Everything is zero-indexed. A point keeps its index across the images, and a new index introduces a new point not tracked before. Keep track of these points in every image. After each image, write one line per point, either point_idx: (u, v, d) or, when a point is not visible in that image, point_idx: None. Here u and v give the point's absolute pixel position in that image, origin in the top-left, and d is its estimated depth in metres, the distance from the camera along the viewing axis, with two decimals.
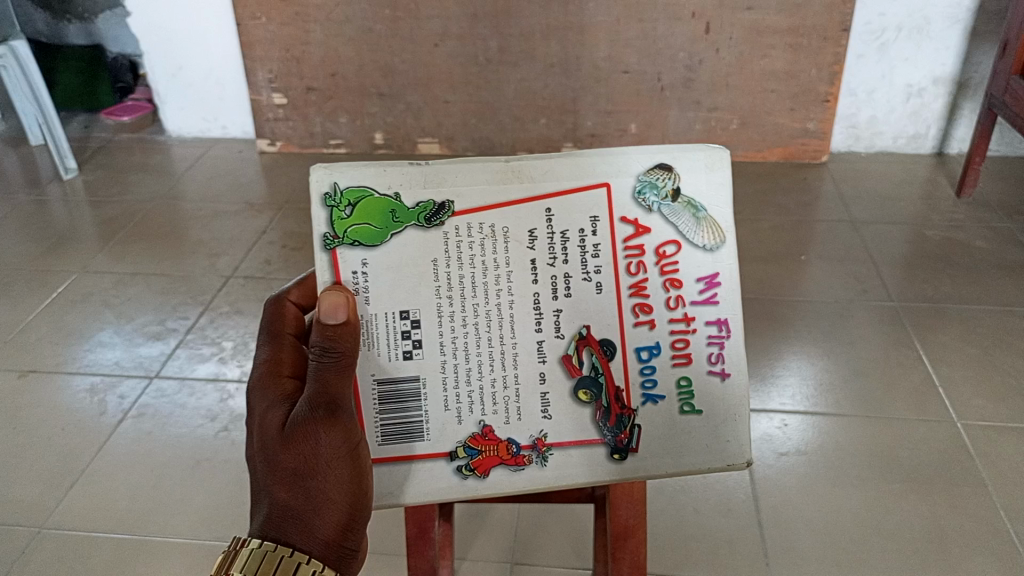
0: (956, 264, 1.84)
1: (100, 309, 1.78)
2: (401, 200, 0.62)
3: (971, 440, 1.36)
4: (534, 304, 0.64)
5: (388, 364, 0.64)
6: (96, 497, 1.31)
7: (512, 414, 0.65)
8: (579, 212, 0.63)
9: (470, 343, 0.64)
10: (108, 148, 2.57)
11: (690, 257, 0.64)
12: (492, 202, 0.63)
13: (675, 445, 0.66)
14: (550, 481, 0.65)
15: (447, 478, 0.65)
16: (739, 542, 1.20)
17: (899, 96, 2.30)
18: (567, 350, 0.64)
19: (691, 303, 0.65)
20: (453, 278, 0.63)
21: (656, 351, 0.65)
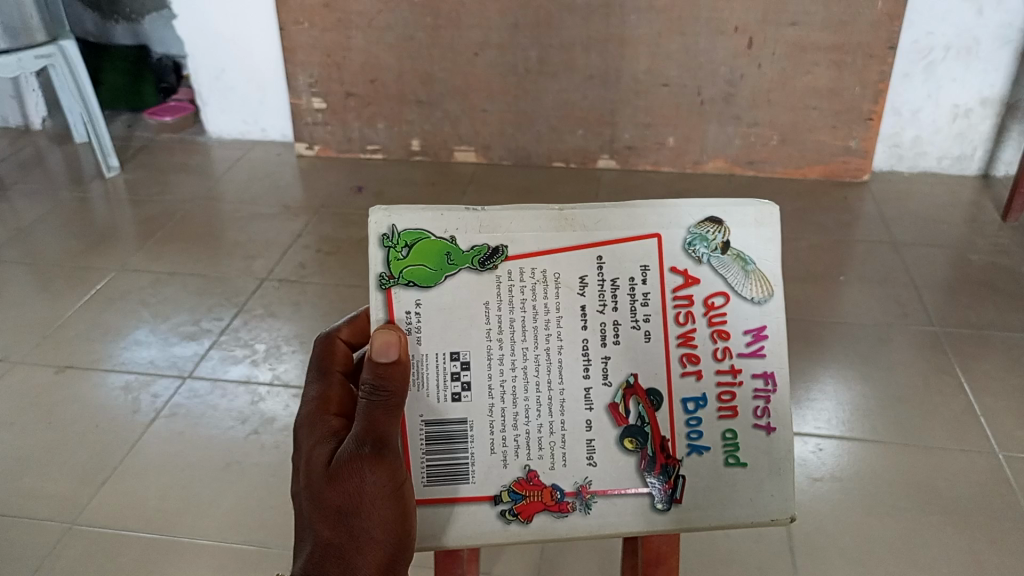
0: (1000, 290, 1.79)
1: (137, 307, 1.80)
2: (456, 243, 0.62)
3: (1013, 474, 1.32)
4: (582, 350, 0.63)
5: (437, 405, 0.63)
6: (126, 496, 1.32)
7: (558, 459, 0.64)
8: (630, 261, 0.63)
9: (518, 387, 0.63)
10: (150, 147, 2.61)
11: (738, 309, 0.63)
12: (545, 248, 0.63)
13: (718, 494, 0.64)
14: (593, 530, 0.64)
15: (490, 523, 0.64)
16: (772, 568, 1.17)
17: (945, 116, 2.25)
18: (614, 398, 0.63)
19: (738, 356, 0.64)
20: (504, 322, 0.63)
21: (700, 403, 0.64)
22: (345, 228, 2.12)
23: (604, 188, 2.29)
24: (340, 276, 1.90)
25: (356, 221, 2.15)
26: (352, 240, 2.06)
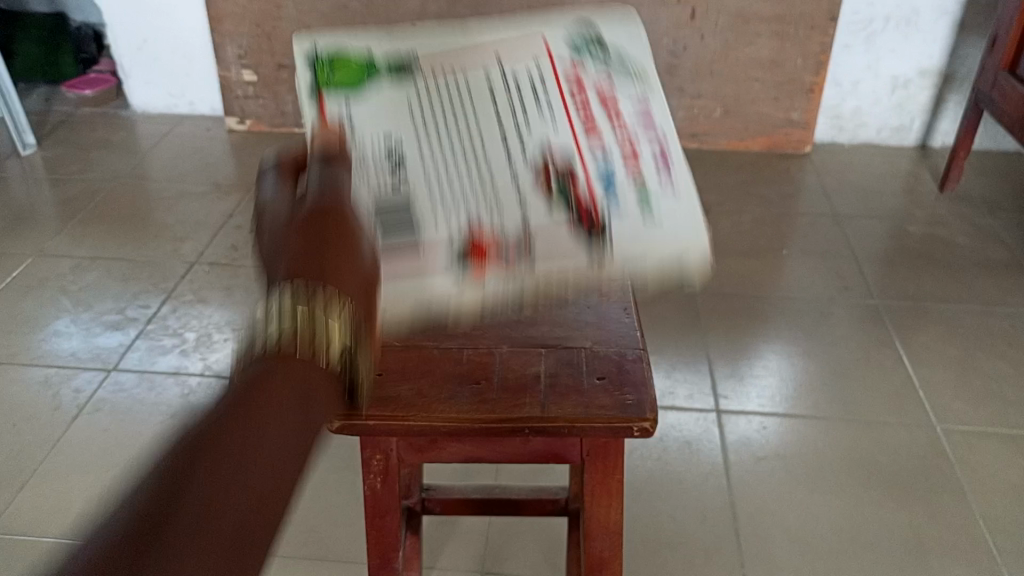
0: (937, 262, 1.81)
1: (57, 296, 1.70)
2: (374, 55, 0.65)
3: (951, 446, 1.34)
4: (495, 117, 0.62)
5: (373, 172, 0.59)
6: (46, 500, 1.25)
7: (491, 203, 0.58)
8: (522, 55, 0.65)
9: (442, 150, 0.61)
10: (70, 122, 2.47)
11: (622, 85, 0.64)
12: (446, 50, 0.66)
13: (645, 231, 0.57)
14: (538, 273, 0.56)
15: (435, 267, 0.56)
16: (717, 551, 1.16)
17: (885, 87, 2.26)
18: (531, 157, 0.60)
19: (633, 119, 0.62)
20: (424, 105, 0.63)
21: (610, 173, 0.60)
22: None
23: None
24: None
25: None
26: None
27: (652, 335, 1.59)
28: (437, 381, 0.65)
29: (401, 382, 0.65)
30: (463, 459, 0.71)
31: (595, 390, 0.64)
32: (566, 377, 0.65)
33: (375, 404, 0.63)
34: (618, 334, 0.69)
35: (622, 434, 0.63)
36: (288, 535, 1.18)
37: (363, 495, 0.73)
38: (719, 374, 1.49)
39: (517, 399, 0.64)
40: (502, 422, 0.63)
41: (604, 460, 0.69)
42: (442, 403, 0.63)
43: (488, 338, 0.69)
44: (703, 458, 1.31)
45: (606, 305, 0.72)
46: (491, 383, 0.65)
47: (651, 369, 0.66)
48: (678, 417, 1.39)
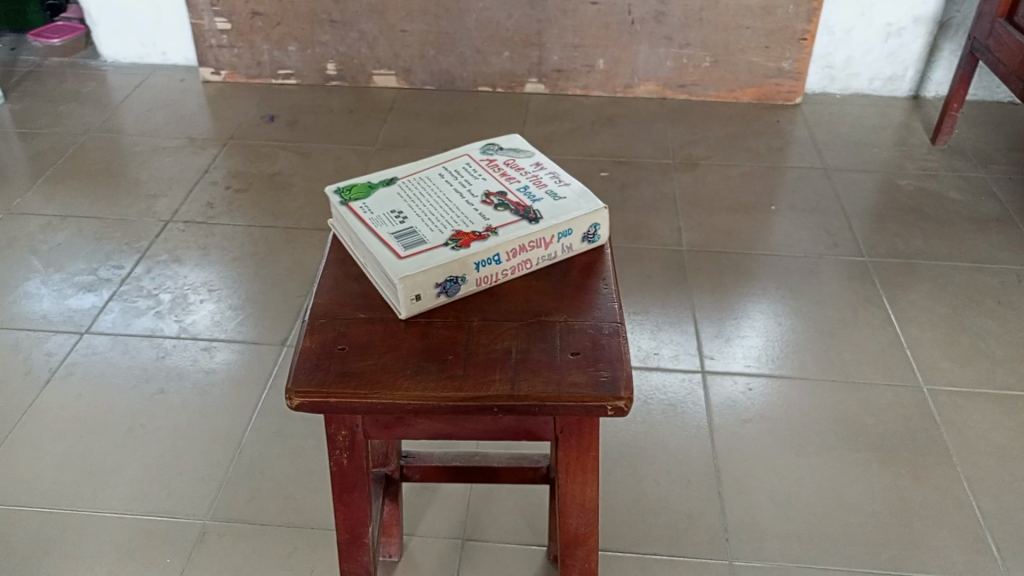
0: (928, 217, 1.79)
1: (26, 257, 1.65)
2: (365, 182, 0.73)
3: (937, 406, 1.33)
4: (455, 187, 0.72)
5: (386, 231, 0.66)
6: (20, 468, 1.22)
7: (466, 223, 0.67)
8: (463, 151, 0.78)
9: (426, 207, 0.69)
10: (37, 73, 2.38)
11: (526, 155, 0.77)
12: (413, 168, 0.75)
13: (561, 208, 0.69)
14: (508, 242, 0.65)
15: (442, 257, 0.63)
16: (701, 516, 1.16)
17: (878, 36, 2.20)
18: (486, 194, 0.71)
19: (537, 162, 0.76)
20: (409, 194, 0.71)
21: (527, 189, 0.72)
22: (257, 162, 1.98)
23: (532, 114, 2.19)
24: (251, 216, 1.78)
25: (268, 154, 2.01)
26: (264, 175, 1.92)
27: (637, 293, 1.57)
28: (403, 356, 0.60)
29: (366, 357, 0.61)
30: (431, 437, 0.67)
31: (568, 366, 0.60)
32: (538, 353, 0.61)
33: (337, 381, 0.58)
34: (595, 309, 0.65)
35: (595, 412, 0.59)
36: (268, 503, 1.17)
37: (329, 470, 0.67)
38: (705, 334, 1.47)
39: (486, 375, 0.59)
40: (469, 400, 0.58)
41: (579, 439, 0.64)
42: (407, 379, 0.59)
43: (458, 311, 0.64)
44: (688, 421, 1.30)
45: (584, 280, 0.68)
46: (458, 358, 0.60)
47: (628, 346, 0.61)
48: (662, 379, 1.37)
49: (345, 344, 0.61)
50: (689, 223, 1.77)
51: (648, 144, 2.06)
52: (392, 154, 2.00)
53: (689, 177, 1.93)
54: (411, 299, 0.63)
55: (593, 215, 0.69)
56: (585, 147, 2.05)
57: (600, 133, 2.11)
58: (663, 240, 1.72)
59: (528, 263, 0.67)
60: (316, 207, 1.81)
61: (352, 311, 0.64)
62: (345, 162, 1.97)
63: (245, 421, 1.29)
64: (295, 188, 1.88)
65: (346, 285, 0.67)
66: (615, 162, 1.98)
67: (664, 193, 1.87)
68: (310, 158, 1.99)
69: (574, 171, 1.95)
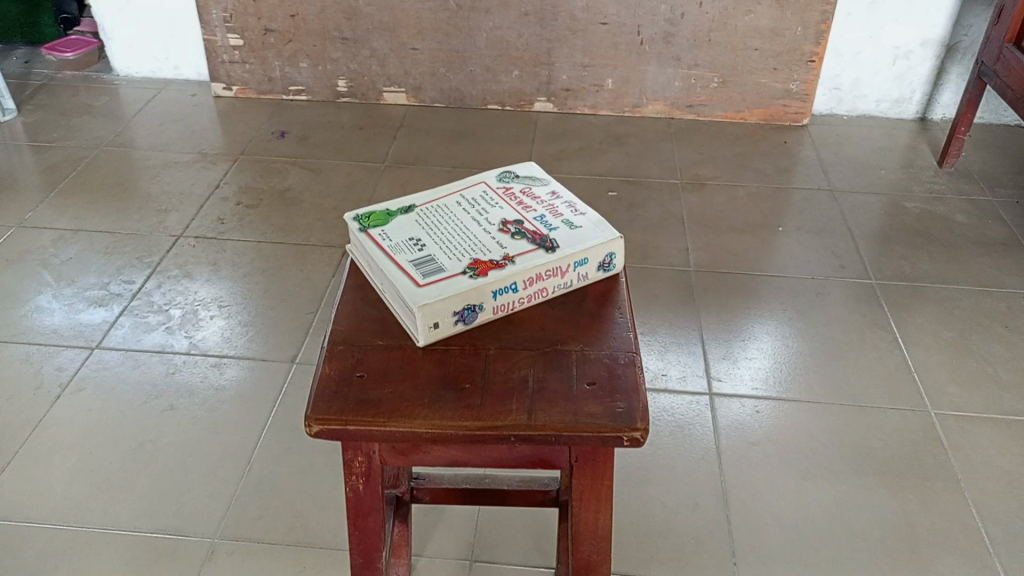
0: (935, 240, 1.79)
1: (38, 270, 1.66)
2: (383, 209, 0.74)
3: (945, 431, 1.33)
4: (472, 215, 0.73)
5: (403, 259, 0.67)
6: (29, 482, 1.23)
7: (483, 251, 0.68)
8: (480, 179, 0.79)
9: (443, 235, 0.70)
10: (51, 86, 2.40)
11: (542, 183, 0.78)
12: (431, 195, 0.76)
13: (579, 237, 0.70)
14: (526, 273, 0.66)
15: (460, 285, 0.64)
16: (708, 539, 1.16)
17: (886, 58, 2.21)
18: (502, 223, 0.72)
19: (554, 191, 0.76)
20: (426, 222, 0.72)
21: (545, 218, 0.72)
22: (268, 178, 1.99)
23: (541, 132, 2.20)
24: (261, 231, 1.79)
25: (279, 170, 2.02)
26: (274, 191, 1.94)
27: (645, 313, 1.57)
28: (421, 384, 0.61)
29: (383, 384, 0.61)
30: (447, 464, 0.67)
31: (584, 396, 0.60)
32: (554, 382, 0.61)
33: (356, 409, 0.59)
34: (610, 338, 0.65)
35: (611, 442, 0.59)
36: (277, 521, 1.17)
37: (345, 495, 0.68)
38: (712, 356, 1.47)
39: (503, 405, 0.60)
40: (486, 430, 0.58)
41: (593, 468, 0.65)
42: (425, 407, 0.59)
43: (474, 338, 0.65)
44: (696, 443, 1.30)
45: (599, 308, 0.68)
46: (475, 386, 0.61)
47: (642, 376, 0.62)
48: (670, 400, 1.38)
49: (363, 372, 0.62)
50: (696, 243, 1.78)
51: (656, 164, 2.07)
52: (401, 171, 2.02)
53: (697, 197, 1.94)
54: (430, 327, 0.63)
55: (609, 244, 0.70)
56: (593, 166, 2.06)
57: (608, 152, 2.12)
58: (671, 259, 1.72)
59: (544, 291, 0.68)
60: (326, 223, 1.82)
61: (370, 338, 0.65)
62: (354, 178, 1.99)
63: (254, 438, 1.30)
64: (305, 204, 1.89)
65: (363, 311, 0.67)
66: (623, 182, 1.99)
67: (672, 213, 1.88)
68: (320, 174, 2.00)
69: (583, 190, 1.96)
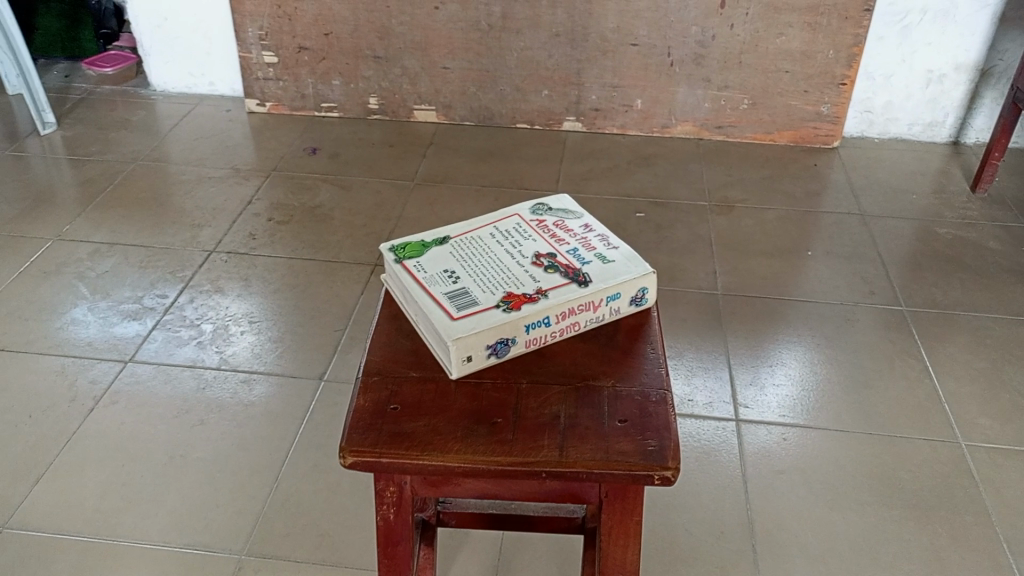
0: (968, 267, 1.77)
1: (75, 283, 1.70)
2: (419, 240, 0.75)
3: (976, 464, 1.31)
4: (506, 247, 0.74)
5: (439, 290, 0.68)
6: (63, 495, 1.25)
7: (516, 284, 0.68)
8: (513, 211, 0.80)
9: (476, 267, 0.71)
10: (89, 101, 2.46)
11: (575, 216, 0.79)
12: (465, 226, 0.77)
13: (612, 272, 0.70)
14: (560, 308, 0.67)
15: (494, 319, 0.65)
16: (733, 568, 1.15)
17: (918, 81, 2.20)
18: (535, 256, 0.72)
19: (585, 225, 0.77)
20: (462, 253, 0.73)
21: (577, 252, 0.73)
22: (299, 194, 2.02)
23: (569, 152, 2.21)
24: (292, 248, 1.81)
25: (310, 186, 2.05)
26: (305, 207, 1.96)
27: (672, 337, 1.57)
28: (454, 418, 0.62)
29: (417, 417, 0.62)
30: (477, 496, 0.68)
31: (615, 434, 0.61)
32: (585, 419, 0.62)
33: (389, 442, 0.60)
34: (642, 374, 0.66)
35: (642, 480, 0.59)
36: (303, 539, 1.18)
37: (376, 524, 0.68)
38: (739, 381, 1.47)
39: (535, 441, 0.60)
40: (518, 465, 0.59)
41: (623, 504, 0.65)
42: (458, 441, 0.60)
43: (507, 372, 0.66)
44: (722, 470, 1.29)
45: (631, 344, 0.68)
46: (507, 421, 0.62)
47: (674, 415, 0.62)
48: (695, 426, 1.37)
49: (398, 404, 0.63)
50: (724, 266, 1.78)
51: (684, 186, 2.07)
52: (430, 189, 2.03)
53: (725, 219, 1.94)
54: (463, 360, 0.64)
55: (642, 279, 0.70)
56: (621, 187, 2.06)
57: (636, 173, 2.12)
58: (698, 283, 1.72)
59: (576, 325, 0.69)
60: (356, 241, 1.84)
61: (404, 369, 0.66)
62: (384, 196, 2.01)
63: (282, 456, 1.32)
64: (335, 221, 1.91)
65: (397, 341, 0.69)
66: (651, 203, 1.99)
67: (699, 236, 1.88)
68: (350, 191, 2.03)
69: (610, 211, 1.96)
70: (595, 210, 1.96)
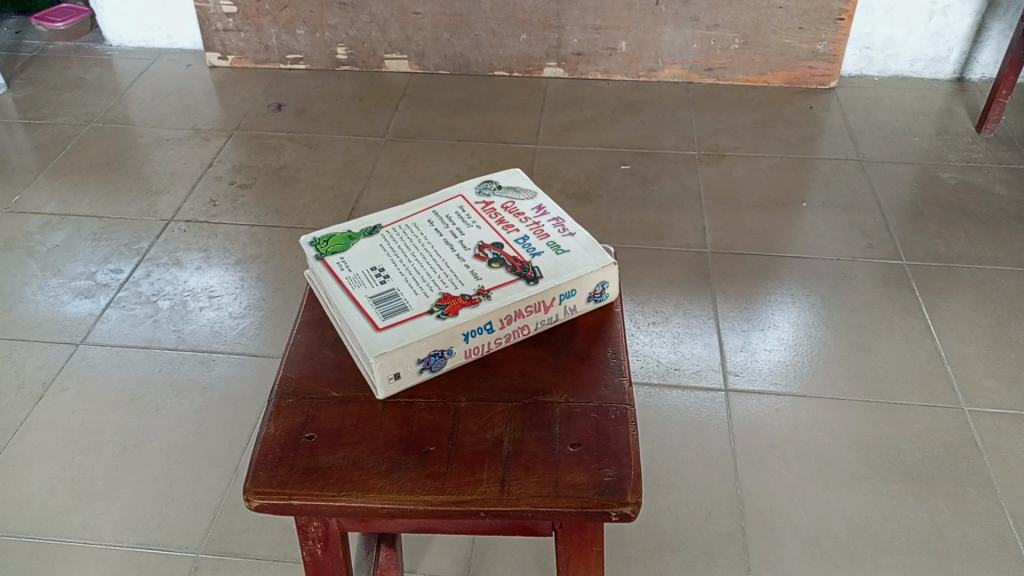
0: (971, 215, 1.67)
1: (24, 259, 1.60)
2: (348, 231, 0.65)
3: (979, 431, 1.23)
4: (444, 239, 0.64)
5: (365, 292, 0.59)
6: (9, 492, 1.17)
7: (453, 283, 0.59)
8: (455, 193, 0.70)
9: (410, 263, 0.62)
10: (42, 58, 2.32)
11: (525, 199, 0.69)
12: (401, 215, 0.68)
13: (565, 266, 0.61)
14: (504, 311, 0.58)
15: (426, 328, 0.56)
16: (721, 554, 1.08)
17: (921, 15, 2.06)
18: (477, 247, 0.63)
19: (536, 211, 0.67)
20: (394, 247, 0.63)
21: (527, 240, 0.64)
22: (262, 155, 1.90)
23: (550, 101, 2.09)
24: (255, 214, 1.71)
25: (275, 146, 1.93)
26: (269, 169, 1.85)
27: (657, 299, 1.48)
28: (378, 448, 0.53)
29: (337, 448, 0.53)
30: (413, 528, 0.60)
31: (567, 462, 0.52)
32: (533, 445, 0.53)
33: (301, 480, 0.51)
34: (600, 387, 0.58)
35: (598, 517, 0.51)
36: (263, 535, 1.11)
37: (303, 559, 0.61)
38: (729, 347, 1.38)
39: (472, 474, 0.52)
40: (452, 504, 0.51)
41: (580, 534, 0.57)
42: (382, 478, 0.52)
43: (444, 388, 0.57)
44: (711, 446, 1.21)
45: (588, 350, 0.60)
46: (441, 450, 0.53)
47: (636, 435, 0.54)
48: (683, 397, 1.29)
49: (313, 432, 0.54)
50: (714, 221, 1.67)
51: (672, 134, 1.95)
52: (403, 145, 1.92)
53: (715, 169, 1.83)
54: (389, 378, 0.56)
55: (600, 272, 0.61)
56: (605, 137, 1.94)
57: (621, 122, 2.00)
58: (685, 240, 1.62)
59: (525, 329, 0.60)
60: (323, 205, 1.73)
61: (324, 389, 0.57)
62: (353, 154, 1.89)
63: (242, 443, 1.24)
64: (301, 182, 1.80)
65: (319, 353, 0.60)
66: (636, 154, 1.88)
67: (688, 188, 1.77)
68: (317, 150, 1.91)
69: (593, 163, 1.85)
70: (577, 162, 1.85)
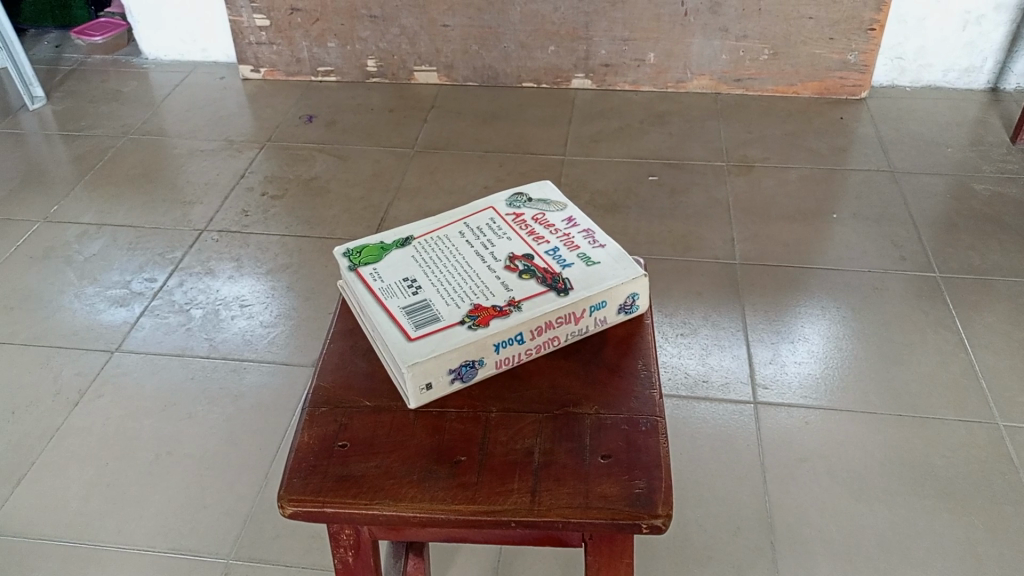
0: (1006, 226, 1.65)
1: (62, 268, 1.63)
2: (382, 242, 0.66)
3: (1015, 447, 1.21)
4: (475, 250, 0.65)
5: (398, 302, 0.59)
6: (46, 497, 1.20)
7: (484, 294, 0.60)
8: (486, 205, 0.70)
9: (442, 275, 0.62)
10: (80, 72, 2.37)
11: (555, 211, 0.69)
12: (433, 226, 0.68)
13: (595, 279, 0.61)
14: (534, 322, 0.58)
15: (457, 338, 0.56)
16: (750, 568, 1.07)
17: (954, 24, 2.03)
18: (507, 258, 0.63)
19: (565, 224, 0.68)
20: (426, 258, 0.64)
21: (557, 251, 0.64)
22: (293, 166, 1.93)
23: (578, 112, 2.09)
24: (286, 224, 1.73)
25: (305, 157, 1.96)
26: (300, 180, 1.88)
27: (684, 311, 1.47)
28: (410, 457, 0.54)
29: (369, 456, 0.54)
30: (444, 538, 0.61)
31: (597, 474, 0.53)
32: (564, 456, 0.54)
33: (334, 487, 0.52)
34: (631, 399, 0.58)
35: (628, 528, 0.51)
36: (293, 542, 1.12)
37: (335, 566, 0.62)
38: (758, 360, 1.37)
39: (503, 485, 0.52)
40: (482, 514, 0.51)
41: (610, 546, 0.57)
42: (414, 487, 0.52)
43: (475, 399, 0.58)
44: (740, 460, 1.20)
45: (619, 361, 0.61)
46: (471, 460, 0.54)
47: (667, 447, 0.54)
48: (710, 409, 1.28)
49: (347, 441, 0.55)
50: (743, 233, 1.66)
51: (701, 145, 1.95)
52: (431, 157, 1.93)
53: (744, 180, 1.82)
54: (422, 389, 0.56)
55: (630, 284, 0.62)
56: (633, 148, 1.95)
57: (649, 132, 2.00)
58: (714, 251, 1.61)
59: (555, 340, 0.61)
60: (352, 215, 1.75)
61: (356, 398, 0.58)
62: (383, 165, 1.91)
63: (273, 450, 1.25)
64: (330, 193, 1.82)
65: (352, 363, 0.61)
66: (664, 165, 1.88)
67: (717, 199, 1.76)
68: (347, 161, 1.93)
69: (621, 174, 1.85)
70: (606, 173, 1.85)
